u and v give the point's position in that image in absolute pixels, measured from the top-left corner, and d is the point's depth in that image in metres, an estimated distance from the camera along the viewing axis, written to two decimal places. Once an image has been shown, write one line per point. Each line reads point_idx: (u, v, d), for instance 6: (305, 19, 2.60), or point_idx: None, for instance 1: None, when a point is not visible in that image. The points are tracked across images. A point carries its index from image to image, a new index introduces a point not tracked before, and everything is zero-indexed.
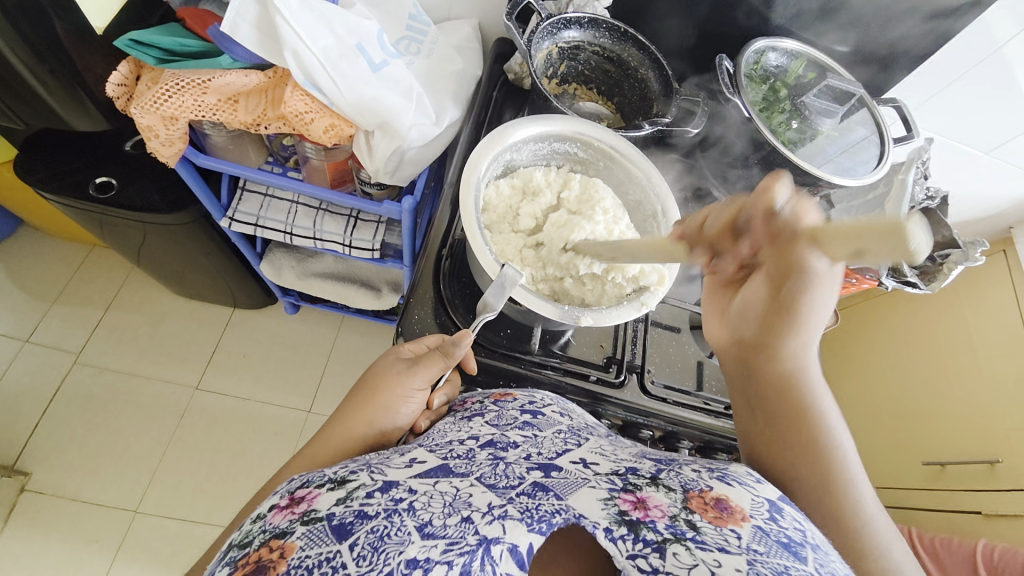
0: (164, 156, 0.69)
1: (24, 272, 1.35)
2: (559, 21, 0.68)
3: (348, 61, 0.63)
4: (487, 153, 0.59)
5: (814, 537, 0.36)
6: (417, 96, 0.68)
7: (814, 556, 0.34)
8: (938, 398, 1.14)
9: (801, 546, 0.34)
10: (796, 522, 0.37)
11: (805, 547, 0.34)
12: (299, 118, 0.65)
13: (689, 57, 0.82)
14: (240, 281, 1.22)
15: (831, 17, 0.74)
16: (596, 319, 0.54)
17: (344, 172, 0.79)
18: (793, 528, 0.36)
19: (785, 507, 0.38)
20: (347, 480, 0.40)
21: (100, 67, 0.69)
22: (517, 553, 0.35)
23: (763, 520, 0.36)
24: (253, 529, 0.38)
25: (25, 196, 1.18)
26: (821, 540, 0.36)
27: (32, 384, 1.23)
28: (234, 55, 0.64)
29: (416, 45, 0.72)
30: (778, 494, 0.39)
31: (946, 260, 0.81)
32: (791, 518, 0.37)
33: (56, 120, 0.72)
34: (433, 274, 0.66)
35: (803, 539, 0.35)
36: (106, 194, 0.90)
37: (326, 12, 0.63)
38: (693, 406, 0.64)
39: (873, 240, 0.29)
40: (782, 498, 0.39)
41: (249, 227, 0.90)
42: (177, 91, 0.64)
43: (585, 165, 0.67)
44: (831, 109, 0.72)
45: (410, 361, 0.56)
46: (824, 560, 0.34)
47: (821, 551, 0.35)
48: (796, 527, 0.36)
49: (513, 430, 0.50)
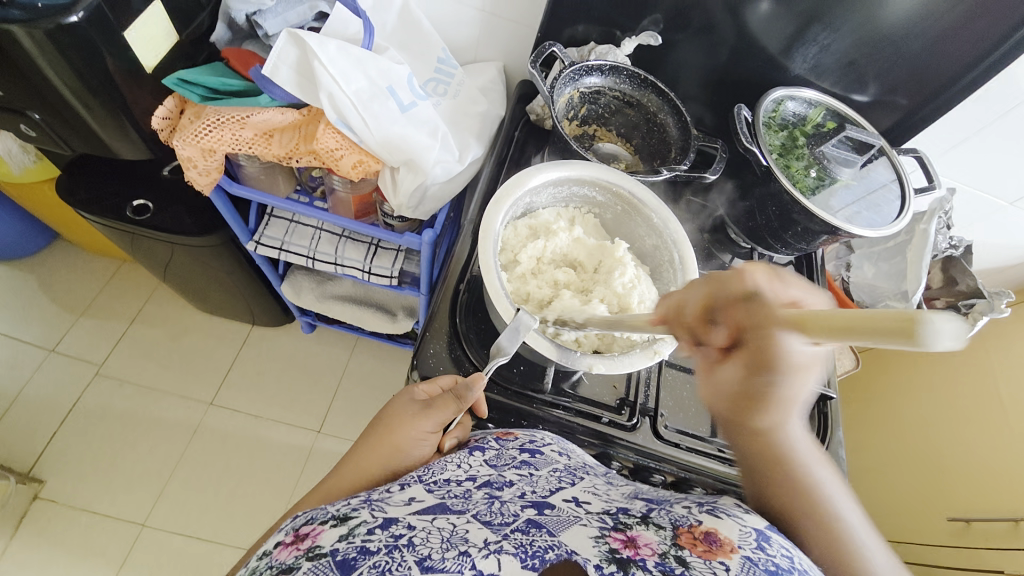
0: (200, 185, 0.73)
1: (56, 284, 1.40)
2: (581, 68, 0.70)
3: (379, 102, 0.66)
4: (507, 195, 0.60)
5: (802, 562, 0.36)
6: (442, 135, 0.71)
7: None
8: (963, 450, 1.05)
9: (789, 572, 0.34)
10: (783, 549, 0.37)
11: (793, 573, 0.34)
12: (330, 154, 0.68)
13: (709, 102, 0.83)
14: (261, 301, 1.25)
15: (850, 68, 0.75)
16: (609, 365, 0.54)
17: (368, 204, 0.83)
18: (781, 555, 0.36)
19: (772, 535, 0.38)
20: (349, 517, 0.40)
21: (147, 101, 0.73)
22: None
23: (751, 549, 0.36)
24: (259, 566, 0.38)
25: (64, 212, 1.24)
26: (808, 566, 0.36)
27: (55, 393, 1.26)
28: (273, 95, 0.67)
29: (442, 87, 0.75)
30: (765, 523, 0.39)
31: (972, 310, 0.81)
32: (779, 546, 0.37)
33: (100, 147, 0.76)
34: (449, 309, 0.67)
35: (790, 565, 0.35)
36: (141, 216, 0.94)
37: (361, 57, 0.66)
38: (706, 453, 0.63)
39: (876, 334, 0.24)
40: (769, 526, 0.39)
41: (273, 252, 0.93)
42: (217, 125, 0.67)
43: (602, 208, 0.68)
44: (849, 160, 0.72)
45: (424, 404, 0.56)
46: None
47: None
48: (784, 554, 0.36)
49: (509, 469, 0.50)
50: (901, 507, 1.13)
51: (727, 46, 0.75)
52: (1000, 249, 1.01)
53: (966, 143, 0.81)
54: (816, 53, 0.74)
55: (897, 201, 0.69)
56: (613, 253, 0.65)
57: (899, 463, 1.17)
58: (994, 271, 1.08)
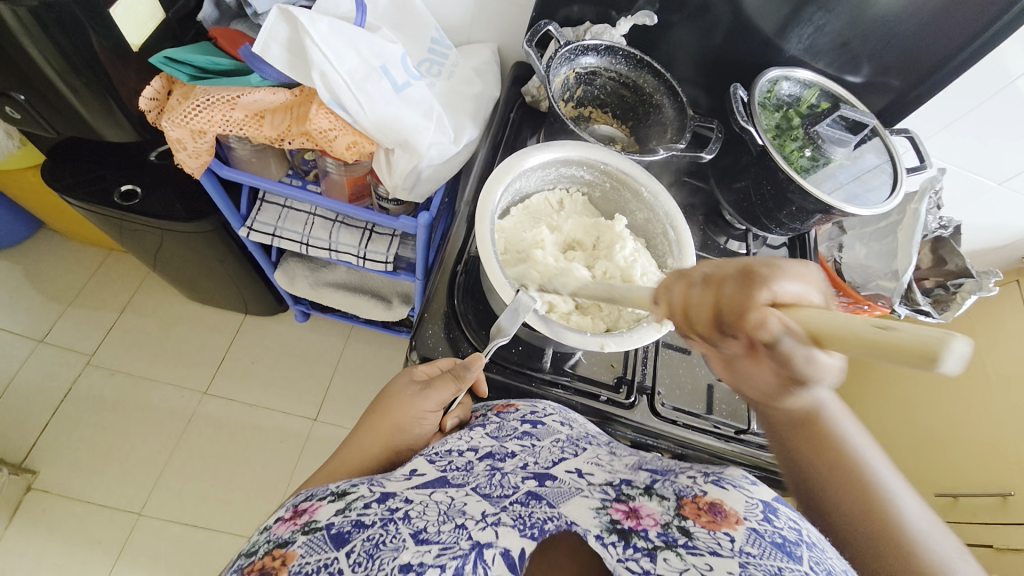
0: (191, 168, 0.72)
1: (42, 273, 1.38)
2: (576, 48, 0.70)
3: (372, 82, 0.66)
4: (502, 178, 0.60)
5: (810, 535, 0.36)
6: (437, 116, 0.70)
7: (808, 554, 0.33)
8: (950, 427, 1.08)
9: (796, 545, 0.34)
10: (790, 521, 0.36)
11: (799, 546, 0.34)
12: (323, 135, 0.67)
13: (704, 84, 0.83)
14: (254, 290, 1.24)
15: (845, 49, 0.76)
16: (620, 342, 0.54)
17: (362, 186, 0.81)
18: (790, 527, 0.35)
19: (781, 507, 0.37)
20: (347, 493, 0.40)
21: (134, 81, 0.71)
22: (508, 556, 0.35)
23: (757, 521, 0.36)
24: (259, 540, 0.38)
25: (49, 200, 1.21)
26: (817, 539, 0.35)
27: (46, 383, 1.25)
28: (263, 74, 0.65)
29: (436, 67, 0.74)
30: (774, 495, 0.38)
31: (960, 290, 0.83)
32: (787, 518, 0.36)
33: (86, 129, 0.75)
34: (447, 290, 0.67)
35: (798, 538, 0.35)
36: (129, 202, 0.92)
37: (352, 35, 0.65)
38: (703, 429, 0.64)
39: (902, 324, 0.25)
40: (777, 497, 0.38)
41: (266, 237, 0.92)
42: (206, 106, 0.66)
43: (592, 186, 0.68)
44: (843, 139, 0.70)
45: (423, 384, 0.57)
46: (819, 558, 0.33)
47: (816, 549, 0.34)
48: (791, 527, 0.35)
49: (511, 441, 0.50)
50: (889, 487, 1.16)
51: (722, 27, 0.75)
52: (986, 232, 1.03)
53: (957, 124, 0.82)
54: (812, 33, 0.74)
55: (887, 178, 0.70)
56: (612, 229, 0.65)
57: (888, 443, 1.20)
58: (981, 252, 1.10)
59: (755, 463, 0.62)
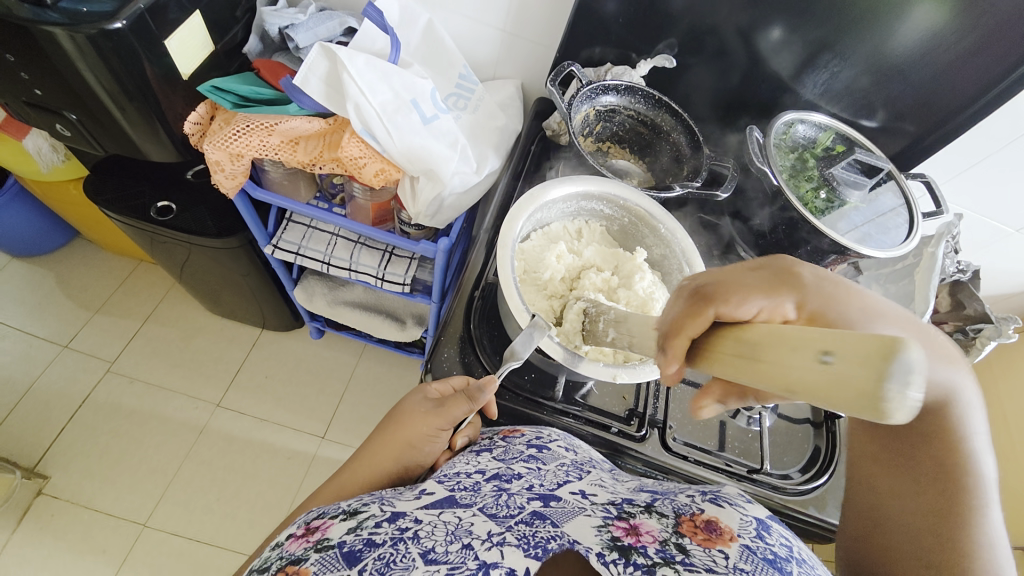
0: (226, 187, 0.76)
1: (73, 281, 1.43)
2: (597, 87, 0.73)
3: (402, 115, 0.69)
4: (525, 208, 0.62)
5: (800, 552, 0.37)
6: (461, 147, 0.73)
7: (799, 571, 0.34)
8: None
9: (786, 561, 0.35)
10: (782, 538, 0.37)
11: (790, 562, 0.35)
12: (353, 162, 0.71)
13: (721, 123, 0.85)
14: (273, 305, 1.27)
15: (860, 95, 0.78)
16: (633, 374, 0.55)
17: (385, 211, 0.85)
18: (780, 544, 0.36)
19: (773, 525, 0.38)
20: (359, 512, 0.41)
21: (180, 106, 0.76)
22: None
23: (750, 537, 0.36)
24: (271, 556, 0.39)
25: (87, 212, 1.27)
26: (808, 556, 0.36)
27: (67, 388, 1.28)
28: (301, 104, 0.70)
29: (463, 101, 0.78)
30: (767, 513, 0.40)
31: (980, 335, 0.82)
32: (779, 535, 0.38)
33: (132, 148, 0.79)
34: (464, 313, 0.68)
35: (789, 554, 0.35)
36: (164, 217, 0.97)
37: (387, 71, 0.69)
38: (715, 466, 0.63)
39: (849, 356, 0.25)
40: (770, 516, 0.39)
41: (289, 256, 0.95)
42: (245, 131, 0.70)
43: (610, 220, 0.70)
44: (859, 182, 0.73)
45: (437, 403, 0.57)
46: (808, 573, 0.35)
47: (805, 564, 0.35)
48: (783, 543, 0.36)
49: (518, 463, 0.50)
50: None
51: (739, 70, 0.78)
52: (1004, 277, 1.02)
53: (972, 170, 0.83)
54: (827, 79, 0.77)
55: (904, 223, 0.70)
56: (631, 260, 0.66)
57: None
58: (1002, 298, 1.09)
59: (767, 502, 0.61)
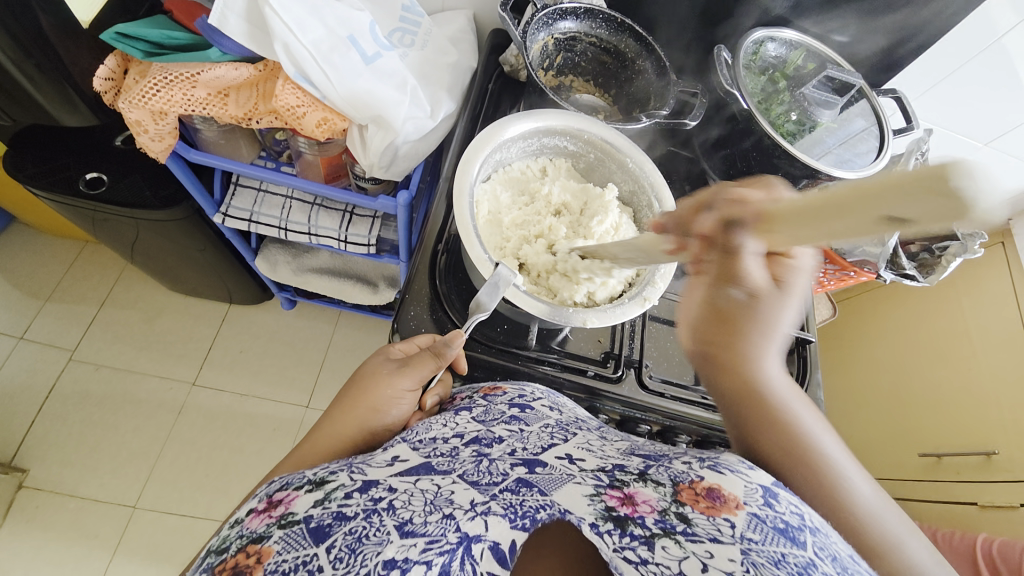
0: (154, 152, 0.69)
1: (16, 270, 1.33)
2: (554, 12, 0.66)
3: (340, 54, 0.62)
4: (482, 148, 0.58)
5: (813, 519, 0.35)
6: (411, 89, 0.67)
7: (812, 540, 0.33)
8: (935, 388, 1.12)
9: (799, 530, 0.34)
10: (792, 505, 0.36)
11: (803, 531, 0.34)
12: (291, 112, 0.64)
13: (688, 49, 0.81)
14: (235, 279, 1.22)
15: (830, 8, 0.73)
16: (603, 317, 0.53)
17: (338, 166, 0.79)
18: (791, 512, 0.35)
19: (780, 492, 0.37)
20: (326, 481, 0.39)
21: (88, 61, 0.67)
22: (498, 550, 0.36)
23: (758, 506, 0.35)
24: (231, 535, 0.37)
25: (17, 192, 1.16)
26: (819, 522, 0.35)
27: (27, 382, 1.22)
28: (223, 48, 0.62)
29: (409, 37, 0.71)
30: (772, 479, 0.38)
31: (946, 252, 0.83)
32: (787, 501, 0.36)
33: (43, 116, 0.71)
34: (429, 271, 0.65)
35: (801, 523, 0.34)
36: (96, 190, 0.89)
37: (317, 3, 0.61)
38: (691, 400, 0.64)
39: (911, 208, 0.25)
40: (776, 482, 0.37)
41: (243, 223, 0.89)
42: (165, 85, 0.63)
43: (576, 157, 0.66)
44: (830, 101, 0.70)
45: (400, 362, 0.56)
46: (823, 543, 0.33)
47: (819, 533, 0.34)
48: (793, 511, 0.35)
49: (499, 425, 0.49)
50: (877, 444, 1.21)
51: None
52: None
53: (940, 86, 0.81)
54: None
55: (874, 141, 0.68)
56: (601, 197, 0.63)
57: (876, 407, 1.24)
58: None
59: None
